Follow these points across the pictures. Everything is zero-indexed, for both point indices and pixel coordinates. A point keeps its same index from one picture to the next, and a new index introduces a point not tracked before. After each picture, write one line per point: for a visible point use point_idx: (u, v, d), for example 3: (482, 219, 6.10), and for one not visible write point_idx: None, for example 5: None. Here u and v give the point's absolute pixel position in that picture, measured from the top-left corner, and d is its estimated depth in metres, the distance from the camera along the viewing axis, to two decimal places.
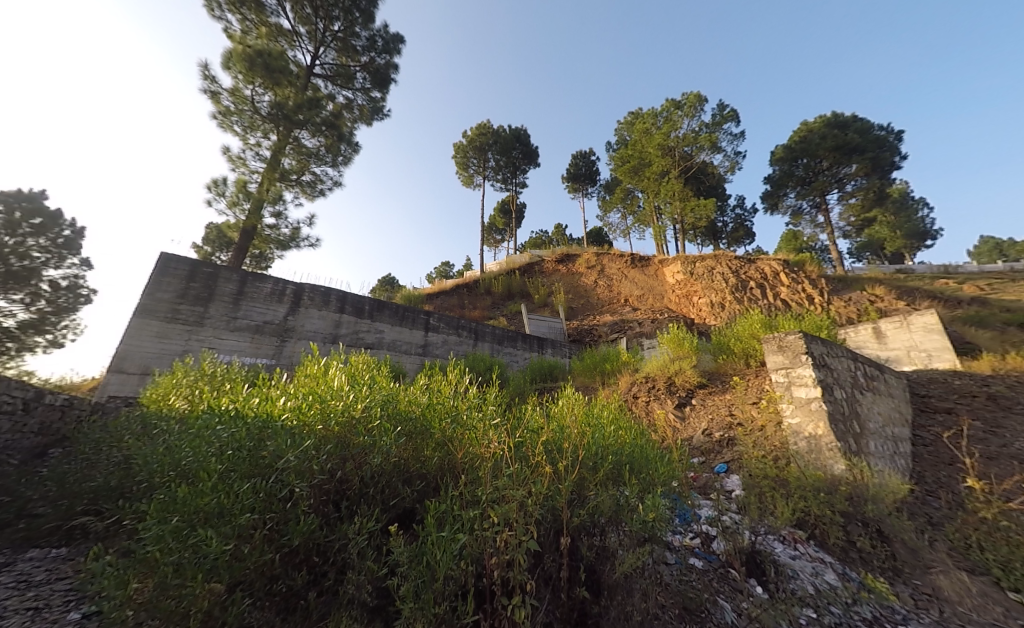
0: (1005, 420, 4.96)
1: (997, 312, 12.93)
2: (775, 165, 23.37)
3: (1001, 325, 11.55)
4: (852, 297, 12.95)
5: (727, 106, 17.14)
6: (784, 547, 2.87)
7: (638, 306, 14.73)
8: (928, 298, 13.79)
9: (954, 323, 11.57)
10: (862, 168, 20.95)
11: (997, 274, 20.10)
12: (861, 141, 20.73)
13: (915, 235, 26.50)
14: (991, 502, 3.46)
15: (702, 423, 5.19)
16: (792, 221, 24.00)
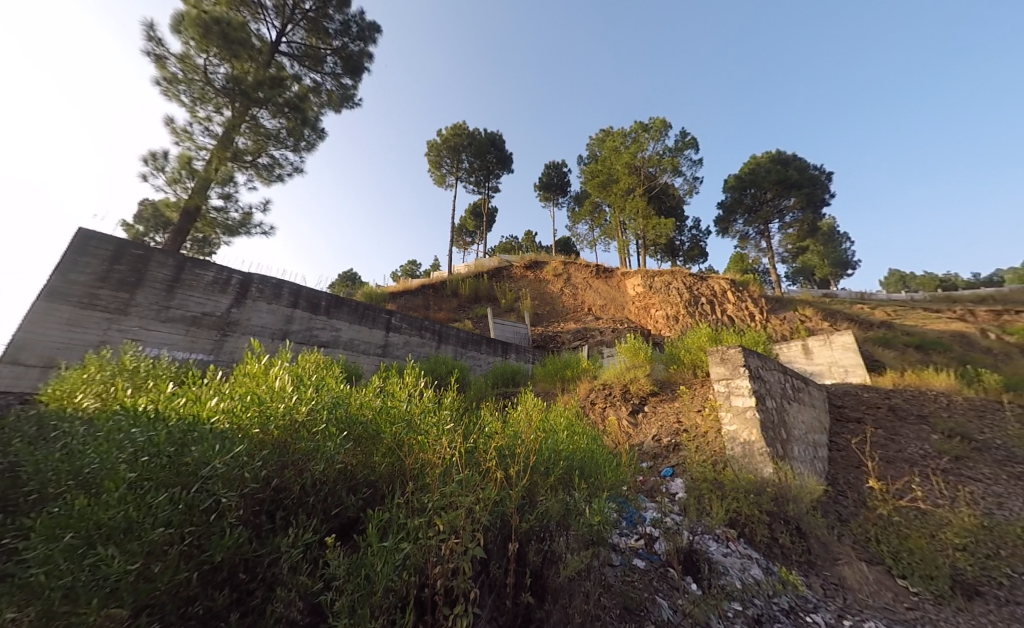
0: (900, 429, 5.72)
1: (899, 335, 14.90)
2: (727, 192, 25.36)
3: (902, 348, 13.31)
4: (787, 317, 14.32)
5: (688, 133, 18.39)
6: (717, 544, 3.08)
7: (599, 315, 15.20)
8: (848, 320, 15.59)
9: (867, 344, 13.14)
10: (799, 202, 23.34)
11: (899, 302, 23.21)
12: (799, 178, 23.11)
13: (840, 264, 29.76)
14: (888, 501, 3.96)
15: (652, 429, 5.46)
16: (739, 244, 26.13)
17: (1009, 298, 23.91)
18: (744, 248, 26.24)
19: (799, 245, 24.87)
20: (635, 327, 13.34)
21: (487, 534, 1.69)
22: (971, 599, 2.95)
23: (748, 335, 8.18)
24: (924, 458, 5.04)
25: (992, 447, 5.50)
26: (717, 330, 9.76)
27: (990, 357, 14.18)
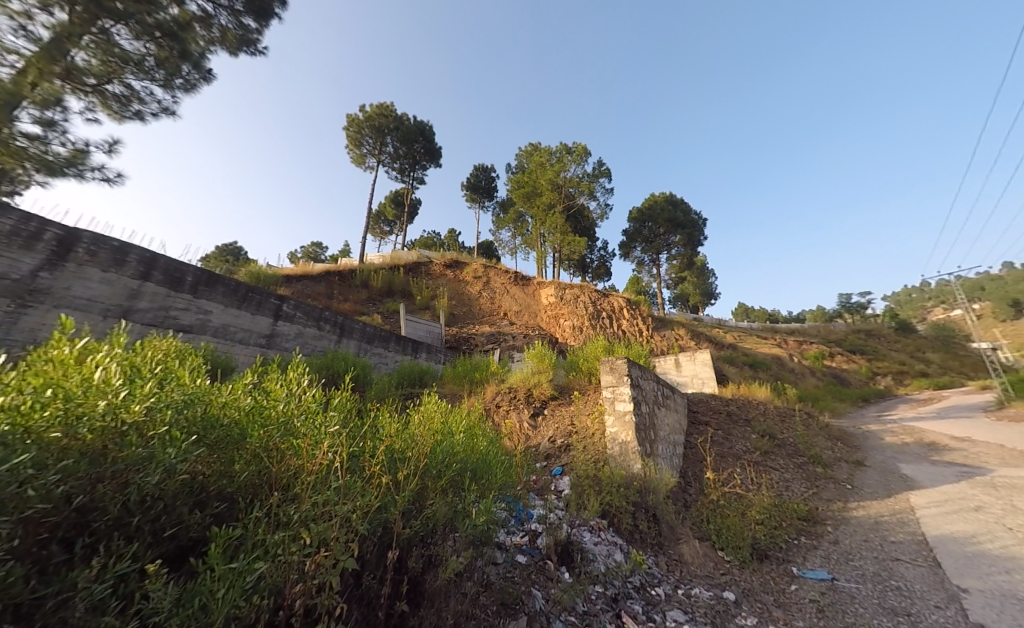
0: (734, 431, 7.18)
1: (742, 356, 18.74)
2: (631, 222, 28.81)
3: (743, 367, 16.77)
4: (666, 335, 16.81)
5: (604, 164, 20.35)
6: (590, 535, 3.42)
7: (513, 320, 15.66)
8: (709, 342, 19.02)
9: (720, 362, 16.18)
10: (683, 240, 27.72)
11: (744, 330, 29.19)
12: (684, 220, 27.51)
13: (708, 295, 36.08)
14: (718, 488, 4.92)
15: (549, 430, 5.83)
16: (636, 268, 29.81)
17: (810, 333, 32.05)
18: (640, 272, 30.04)
19: (680, 276, 29.45)
20: (544, 334, 14.09)
21: (364, 543, 1.61)
22: (762, 561, 3.84)
23: (635, 348, 9.37)
24: (746, 453, 6.41)
25: (788, 444, 7.27)
26: (613, 343, 10.94)
27: (794, 377, 18.74)
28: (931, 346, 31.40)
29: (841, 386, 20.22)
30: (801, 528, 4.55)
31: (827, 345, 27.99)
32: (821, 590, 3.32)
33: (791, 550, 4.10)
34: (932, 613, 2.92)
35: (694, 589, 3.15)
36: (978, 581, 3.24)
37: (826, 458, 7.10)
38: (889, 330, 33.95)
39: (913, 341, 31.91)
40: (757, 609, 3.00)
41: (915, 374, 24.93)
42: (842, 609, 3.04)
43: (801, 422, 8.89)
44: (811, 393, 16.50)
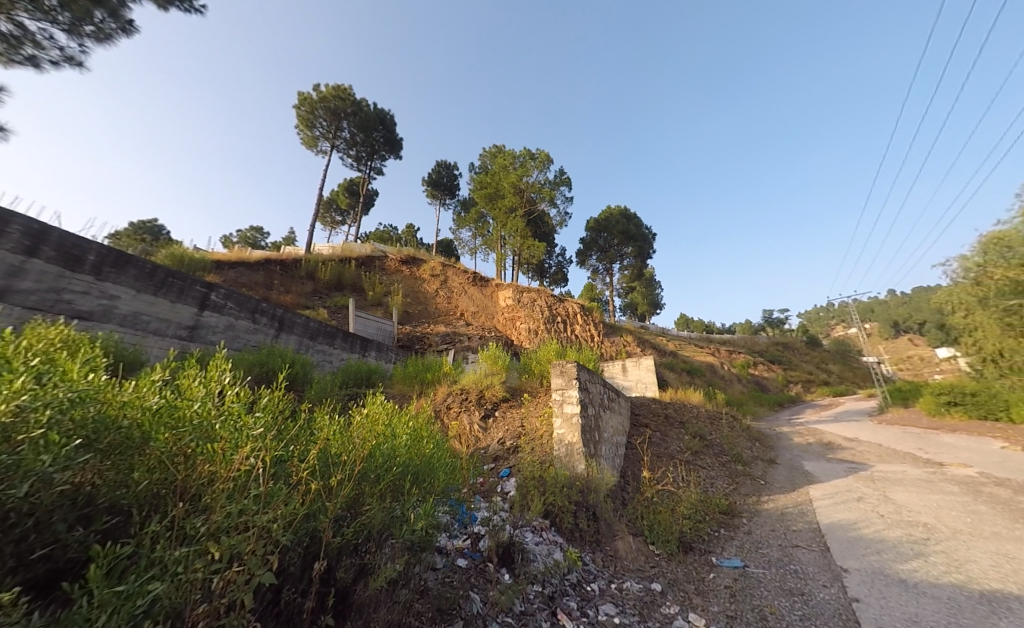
0: (670, 432, 7.72)
1: (681, 363, 20.21)
2: (588, 232, 29.96)
3: (682, 373, 18.11)
4: (615, 341, 17.64)
5: (565, 173, 20.90)
6: (533, 537, 3.46)
7: (469, 320, 15.51)
8: (653, 349, 20.29)
9: (662, 368, 17.32)
10: (635, 252, 29.33)
11: (684, 339, 31.52)
12: (637, 233, 29.15)
13: (655, 305, 38.43)
14: (652, 486, 5.25)
15: (500, 432, 5.85)
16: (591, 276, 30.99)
17: (739, 344, 35.43)
18: (594, 280, 31.28)
19: (630, 285, 31.09)
20: (500, 336, 14.10)
21: (286, 558, 1.51)
22: (687, 553, 4.15)
23: (586, 353, 9.72)
24: (679, 454, 6.92)
25: (715, 444, 7.96)
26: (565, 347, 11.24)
27: (724, 383, 20.60)
28: (833, 359, 36.20)
29: (762, 392, 22.57)
30: (722, 521, 5.00)
31: (752, 355, 31.11)
32: (734, 577, 3.66)
33: (712, 541, 4.48)
34: (821, 591, 3.34)
35: (625, 583, 3.33)
36: (856, 561, 3.78)
37: (746, 457, 7.88)
38: (801, 344, 38.59)
39: (820, 354, 36.59)
40: (680, 598, 3.24)
41: (820, 383, 28.56)
42: (751, 592, 3.36)
43: (728, 424, 9.77)
44: (738, 398, 18.20)
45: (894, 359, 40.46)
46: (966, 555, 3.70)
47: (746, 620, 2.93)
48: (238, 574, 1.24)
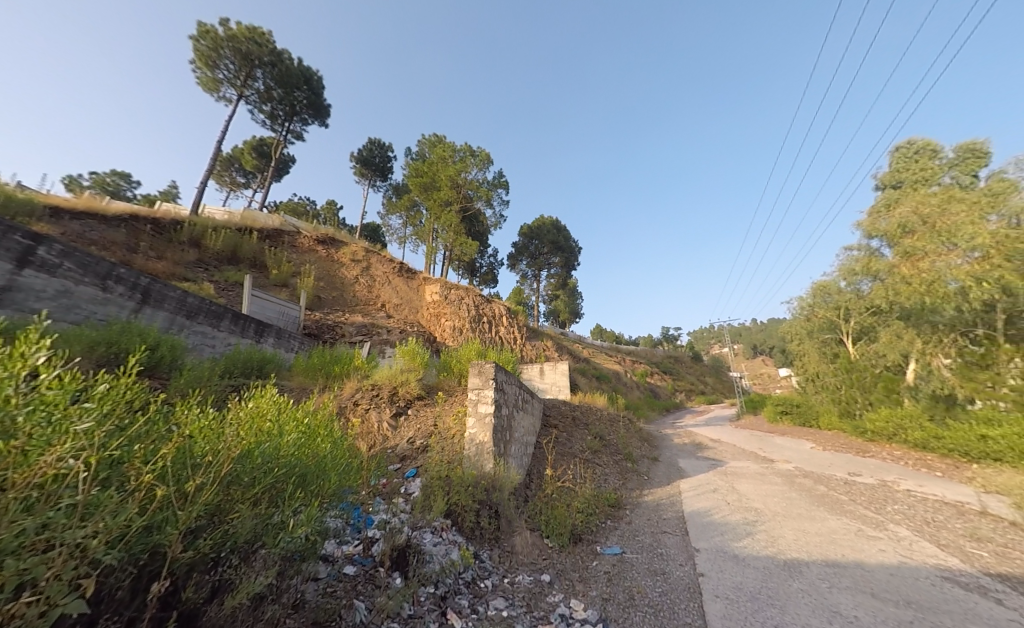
0: (574, 433, 8.30)
1: (592, 369, 21.94)
2: (521, 237, 30.78)
3: (592, 378, 19.68)
4: (535, 345, 18.40)
5: (503, 176, 21.06)
6: (432, 537, 3.41)
7: (391, 311, 14.53)
8: (569, 355, 21.66)
9: (576, 373, 18.61)
10: (562, 262, 30.94)
11: (597, 347, 34.35)
12: (565, 244, 30.81)
13: (575, 314, 40.97)
14: (553, 483, 5.59)
15: (409, 431, 5.65)
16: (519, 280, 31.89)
17: (641, 355, 39.86)
18: (522, 284, 32.26)
19: (554, 293, 32.68)
20: (422, 331, 13.60)
21: (108, 583, 1.26)
22: (576, 544, 4.49)
23: (506, 354, 9.91)
24: (580, 453, 7.48)
25: (612, 444, 8.78)
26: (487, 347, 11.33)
27: (626, 389, 22.95)
28: (710, 372, 42.82)
29: (654, 399, 25.62)
30: (609, 512, 5.53)
31: (650, 365, 35.13)
32: (612, 562, 4.07)
33: (599, 531, 4.93)
34: (677, 569, 3.91)
35: (517, 576, 3.48)
36: (707, 542, 4.52)
37: (636, 456, 8.88)
38: (688, 359, 44.85)
39: (700, 368, 43.13)
40: (566, 586, 3.49)
41: (699, 392, 33.63)
42: (624, 575, 3.78)
43: (625, 427, 10.87)
44: (635, 403, 20.36)
45: (752, 376, 49.47)
46: (780, 532, 4.68)
47: (618, 600, 3.28)
48: (27, 608, 0.99)
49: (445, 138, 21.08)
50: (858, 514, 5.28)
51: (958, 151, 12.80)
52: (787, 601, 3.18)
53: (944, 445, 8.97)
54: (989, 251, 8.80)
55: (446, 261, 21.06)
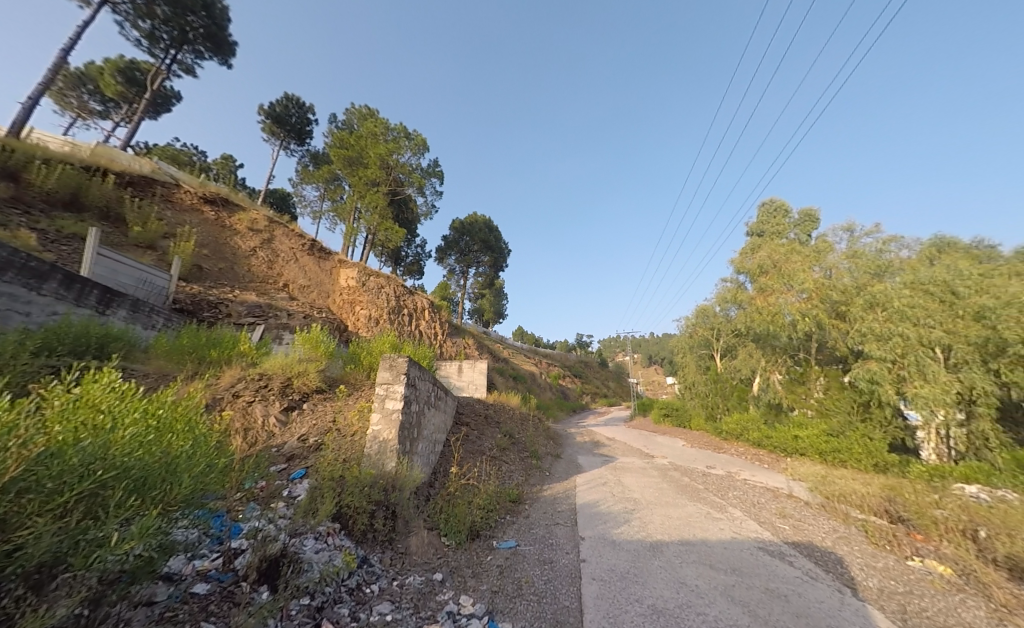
0: (485, 432, 8.40)
1: (509, 369, 22.51)
2: (451, 231, 30.10)
3: (509, 378, 20.20)
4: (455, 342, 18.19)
5: (439, 166, 20.25)
6: (314, 543, 3.13)
7: (296, 292, 12.97)
8: (489, 354, 21.89)
9: (494, 372, 18.92)
10: (490, 262, 31.08)
11: (516, 348, 35.38)
12: (495, 245, 30.95)
13: (499, 314, 41.53)
14: (457, 481, 5.57)
15: (301, 428, 5.10)
16: (447, 275, 31.27)
17: (556, 358, 42.23)
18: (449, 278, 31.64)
19: (479, 291, 32.69)
20: (331, 318, 12.42)
21: None
22: (473, 540, 4.55)
23: (423, 349, 9.58)
24: (488, 451, 7.60)
25: (520, 442, 9.12)
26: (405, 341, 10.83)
27: (539, 390, 24.06)
28: (614, 378, 47.25)
29: (564, 400, 27.35)
30: (509, 508, 5.73)
31: (563, 368, 37.40)
32: (506, 555, 4.22)
33: (497, 526, 5.07)
34: (563, 557, 4.22)
35: (407, 578, 3.38)
36: (591, 531, 4.97)
37: (541, 453, 9.37)
38: (597, 365, 48.83)
39: (606, 373, 47.35)
40: (457, 583, 3.51)
41: (602, 395, 36.88)
42: (515, 567, 3.94)
43: (533, 425, 11.39)
44: (547, 403, 21.46)
45: (646, 382, 55.90)
46: (650, 518, 5.39)
47: (506, 591, 3.41)
48: None
49: (378, 113, 19.53)
50: (709, 500, 6.35)
51: (803, 214, 16.24)
52: (647, 576, 3.68)
53: (773, 443, 11.33)
54: (812, 293, 11.39)
55: (367, 245, 19.58)
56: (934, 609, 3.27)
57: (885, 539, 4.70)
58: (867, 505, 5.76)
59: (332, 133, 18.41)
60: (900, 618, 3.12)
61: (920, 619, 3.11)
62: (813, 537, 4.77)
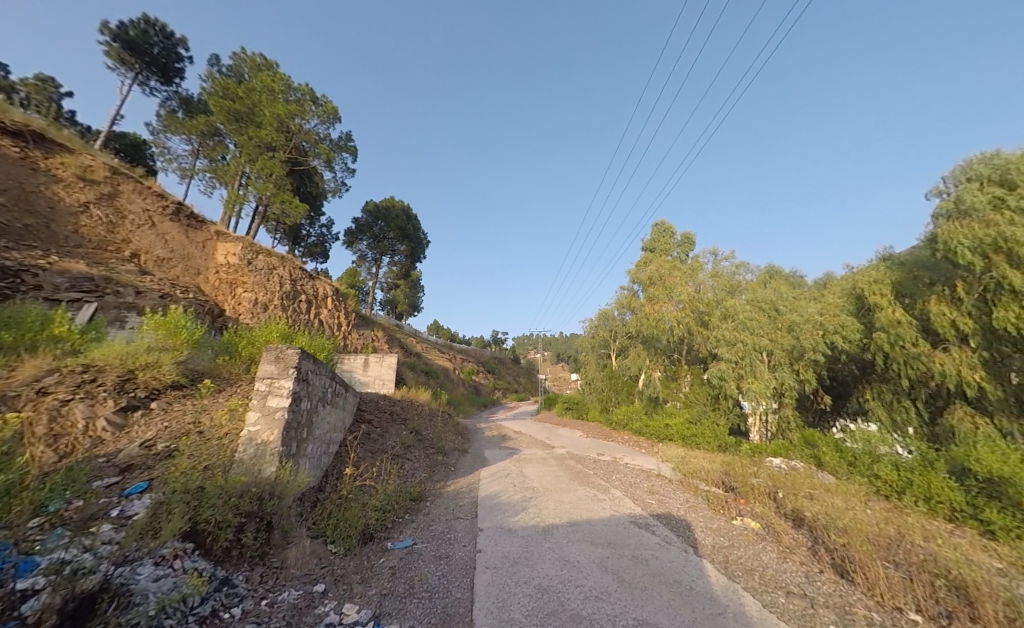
0: (387, 430, 7.97)
1: (420, 363, 21.77)
2: (364, 213, 27.74)
3: (418, 373, 19.53)
4: (359, 334, 16.85)
5: (351, 140, 18.38)
6: (151, 570, 2.56)
7: (150, 266, 10.38)
8: (399, 347, 20.85)
9: (403, 366, 18.10)
10: (406, 251, 29.52)
11: (429, 343, 34.43)
12: (413, 233, 29.38)
13: (413, 306, 39.84)
14: (351, 484, 5.16)
15: (145, 432, 4.15)
16: (357, 261, 29.22)
17: (470, 353, 42.32)
18: (358, 265, 29.40)
19: (392, 282, 30.87)
20: (201, 300, 10.36)
21: None
22: (365, 544, 4.27)
23: (320, 341, 8.65)
24: (390, 449, 7.24)
25: (427, 439, 8.89)
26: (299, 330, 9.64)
27: (450, 385, 23.83)
28: (524, 374, 49.27)
29: (475, 395, 27.61)
30: (408, 507, 5.53)
31: (477, 364, 37.61)
32: (400, 556, 4.06)
33: (394, 527, 4.85)
34: (459, 551, 4.24)
35: (280, 595, 3.02)
36: (490, 522, 5.10)
37: (447, 448, 9.29)
38: (509, 361, 50.30)
39: (517, 369, 49.10)
40: (341, 592, 3.25)
41: (512, 390, 38.21)
42: (409, 566, 3.82)
43: (442, 421, 11.22)
44: (457, 398, 21.35)
45: (553, 378, 59.62)
46: (545, 504, 5.77)
47: (395, 593, 3.28)
48: None
49: (277, 66, 16.83)
50: (596, 483, 7.08)
51: (684, 236, 19.11)
52: (537, 559, 3.94)
53: (650, 431, 13.15)
54: (685, 304, 13.52)
55: (257, 218, 16.85)
56: (746, 556, 4.18)
57: (721, 505, 5.85)
58: (711, 478, 7.09)
59: (213, 77, 15.27)
60: (725, 566, 3.91)
61: (737, 565, 3.95)
62: (671, 508, 5.70)
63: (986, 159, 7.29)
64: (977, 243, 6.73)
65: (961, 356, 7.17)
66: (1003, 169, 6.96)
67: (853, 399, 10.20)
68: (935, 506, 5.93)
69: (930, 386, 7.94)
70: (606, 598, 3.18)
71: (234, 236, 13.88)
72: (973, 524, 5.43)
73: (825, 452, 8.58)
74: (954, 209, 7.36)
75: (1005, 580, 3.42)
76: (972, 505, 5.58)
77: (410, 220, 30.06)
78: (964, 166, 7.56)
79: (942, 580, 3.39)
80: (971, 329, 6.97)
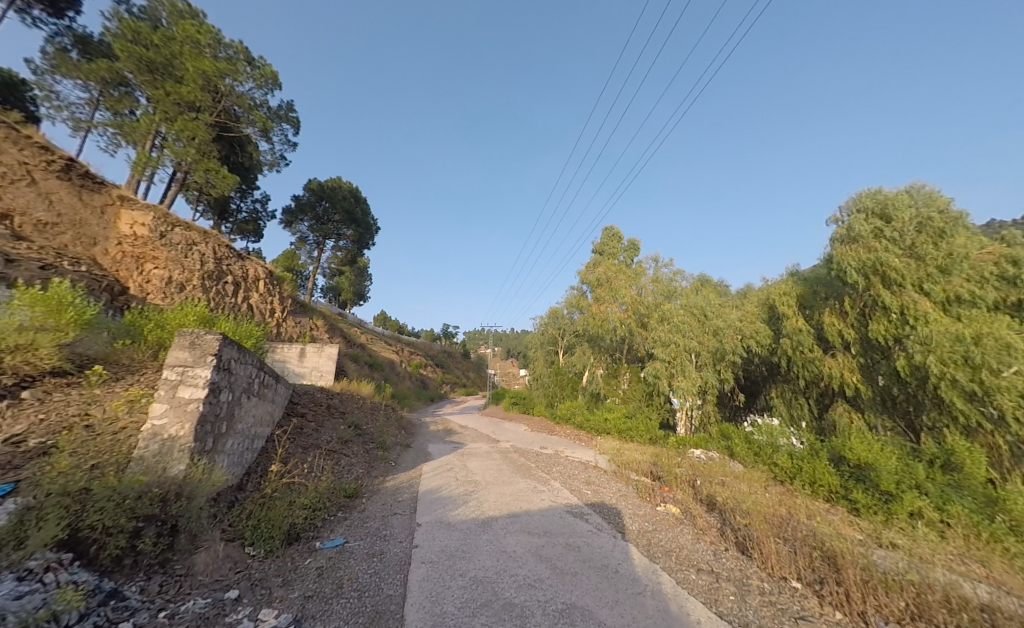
0: (323, 424, 7.49)
1: (363, 354, 20.73)
2: (306, 191, 25.57)
3: (361, 365, 18.58)
4: (296, 321, 15.62)
5: (294, 111, 16.78)
6: (13, 586, 2.15)
7: (27, 231, 8.57)
8: (341, 336, 19.66)
9: (344, 357, 17.10)
10: (353, 236, 27.58)
11: (375, 334, 32.88)
12: (361, 218, 27.56)
13: (358, 294, 37.74)
14: (278, 481, 4.78)
15: (11, 426, 3.47)
16: (296, 243, 26.99)
17: (418, 346, 41.18)
18: (297, 248, 27.16)
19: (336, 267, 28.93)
20: (97, 275, 8.87)
21: None
22: (290, 545, 3.97)
23: (247, 327, 7.86)
24: (325, 444, 6.82)
25: (367, 433, 8.51)
26: (223, 315, 8.66)
27: (396, 378, 23.03)
28: (473, 368, 49.07)
29: (422, 388, 26.97)
30: (342, 504, 5.24)
31: (425, 357, 36.72)
32: (329, 555, 3.84)
33: (324, 526, 4.57)
34: (394, 547, 4.11)
35: (184, 605, 2.71)
36: (429, 516, 5.02)
37: (388, 442, 8.96)
38: (459, 355, 49.80)
39: (466, 363, 48.77)
40: (258, 597, 2.99)
41: (461, 384, 37.92)
42: (339, 565, 3.63)
43: (384, 415, 10.80)
44: (402, 392, 20.70)
45: (502, 373, 60.15)
46: (485, 497, 5.81)
47: (321, 594, 3.10)
48: None
49: (205, 14, 14.80)
50: (537, 475, 7.29)
51: (630, 242, 20.22)
52: (474, 551, 3.95)
53: (590, 424, 13.82)
54: (628, 306, 14.37)
55: (175, 186, 14.80)
56: (666, 538, 4.57)
57: (648, 492, 6.33)
58: (641, 468, 7.65)
59: (122, 15, 13.03)
60: (647, 548, 4.24)
61: (657, 547, 4.30)
62: (604, 497, 6.05)
63: (871, 194, 8.59)
64: (862, 266, 7.96)
65: (845, 361, 8.44)
66: (883, 204, 8.25)
67: (761, 396, 11.59)
68: (817, 489, 6.95)
69: (820, 387, 9.28)
70: (539, 585, 3.28)
71: (143, 204, 12.08)
72: (844, 502, 6.46)
73: (737, 444, 9.65)
74: (846, 235, 8.60)
75: (864, 549, 4.11)
76: (845, 486, 6.63)
77: (358, 204, 28.19)
78: (855, 199, 8.85)
79: (819, 551, 3.98)
80: (853, 338, 8.23)
